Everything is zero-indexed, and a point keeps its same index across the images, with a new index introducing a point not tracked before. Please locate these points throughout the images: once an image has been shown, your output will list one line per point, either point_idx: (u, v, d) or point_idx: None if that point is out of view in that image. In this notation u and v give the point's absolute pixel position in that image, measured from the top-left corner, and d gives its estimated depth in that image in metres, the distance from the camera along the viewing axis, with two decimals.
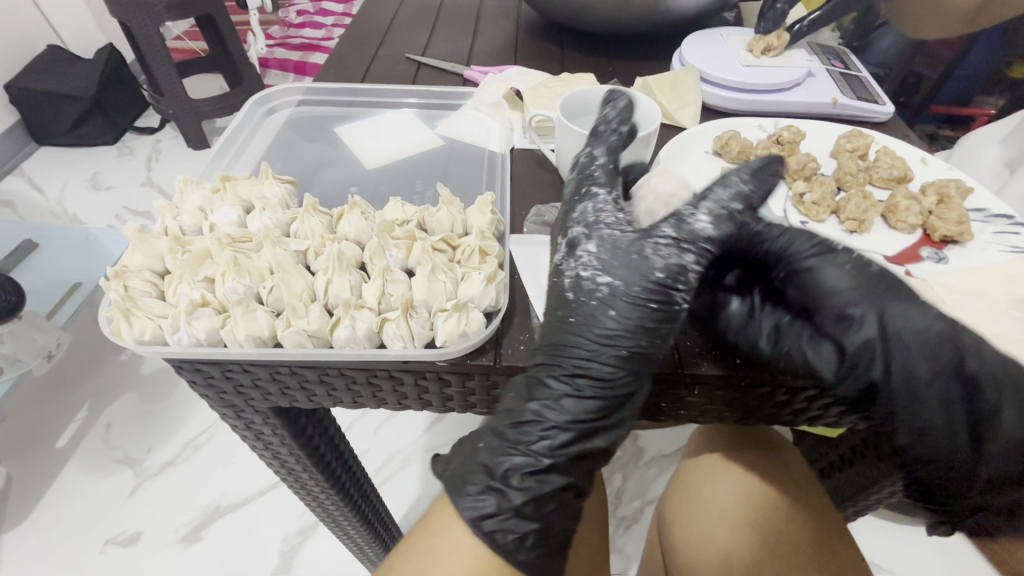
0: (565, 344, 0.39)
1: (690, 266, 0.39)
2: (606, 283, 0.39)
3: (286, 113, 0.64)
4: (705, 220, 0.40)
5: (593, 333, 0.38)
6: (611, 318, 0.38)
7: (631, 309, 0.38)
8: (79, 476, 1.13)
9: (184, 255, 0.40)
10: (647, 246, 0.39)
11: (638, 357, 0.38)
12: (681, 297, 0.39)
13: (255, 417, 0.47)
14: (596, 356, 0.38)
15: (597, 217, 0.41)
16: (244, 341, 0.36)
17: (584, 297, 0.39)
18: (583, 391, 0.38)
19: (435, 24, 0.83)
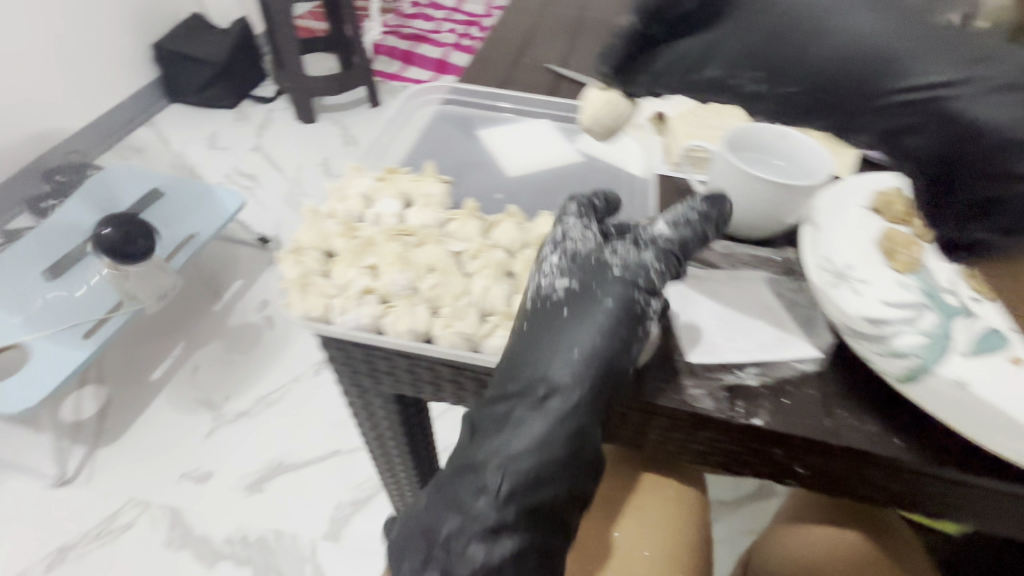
0: (529, 360, 0.36)
1: (649, 264, 0.37)
2: (562, 286, 0.37)
3: (431, 111, 0.65)
4: (664, 225, 0.39)
5: (558, 339, 0.36)
6: (571, 325, 0.36)
7: (589, 313, 0.36)
8: (166, 409, 1.23)
9: (352, 240, 0.42)
10: (605, 250, 0.38)
11: (599, 368, 0.35)
12: (640, 296, 0.37)
13: (376, 399, 0.49)
14: (562, 371, 0.35)
15: (565, 235, 0.40)
16: (403, 333, 0.37)
17: (542, 306, 0.37)
18: (550, 414, 0.35)
19: (574, 35, 0.84)
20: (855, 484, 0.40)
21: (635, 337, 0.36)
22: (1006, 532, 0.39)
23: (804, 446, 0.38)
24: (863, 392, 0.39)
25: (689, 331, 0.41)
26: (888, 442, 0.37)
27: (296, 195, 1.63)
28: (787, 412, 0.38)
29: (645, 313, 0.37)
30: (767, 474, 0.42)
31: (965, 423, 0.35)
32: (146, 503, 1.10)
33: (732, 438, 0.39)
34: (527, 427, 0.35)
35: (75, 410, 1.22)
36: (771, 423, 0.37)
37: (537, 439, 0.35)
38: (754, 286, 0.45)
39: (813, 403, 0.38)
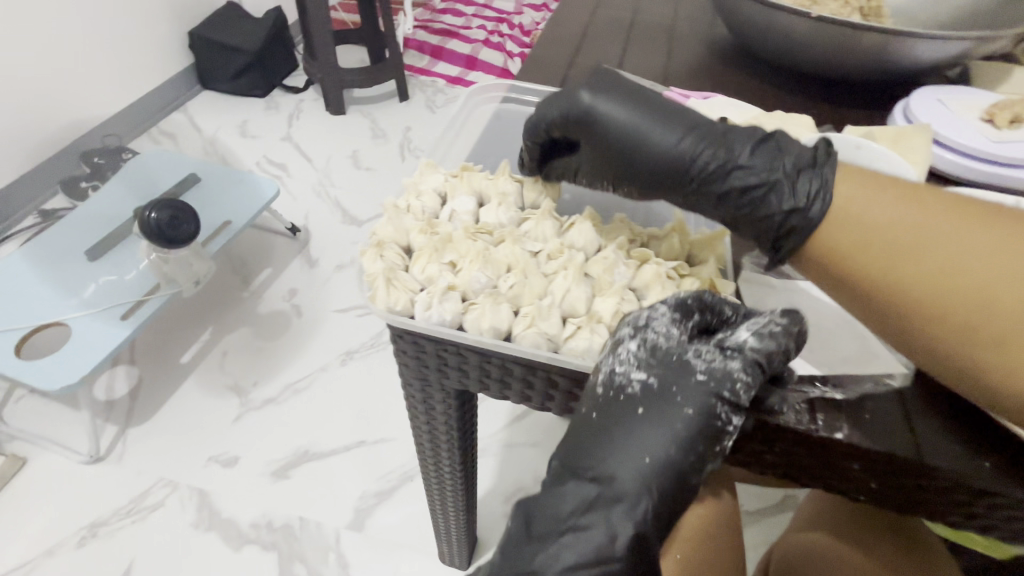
0: (597, 454, 0.36)
1: (736, 374, 0.35)
2: (638, 380, 0.36)
3: (491, 109, 0.64)
4: (749, 334, 0.37)
5: (630, 442, 0.35)
6: (645, 428, 0.36)
7: (666, 419, 0.35)
8: (196, 393, 1.25)
9: (432, 236, 0.42)
10: (688, 349, 0.36)
11: (668, 478, 0.35)
12: (722, 410, 0.35)
13: (438, 394, 0.50)
14: (631, 475, 0.35)
15: (647, 320, 0.37)
16: (485, 330, 0.38)
17: (615, 397, 0.36)
18: (614, 517, 0.35)
19: (627, 37, 0.83)
20: (935, 506, 0.38)
21: (709, 452, 0.35)
22: None
23: (887, 463, 0.37)
24: (946, 410, 0.38)
25: None
26: (976, 466, 0.35)
27: (325, 186, 1.64)
28: (868, 427, 0.37)
29: (725, 429, 0.35)
30: (838, 490, 0.41)
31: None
32: (175, 484, 1.12)
33: (808, 452, 0.38)
34: (593, 522, 0.36)
35: (108, 389, 1.24)
36: (855, 438, 0.36)
37: (601, 538, 0.35)
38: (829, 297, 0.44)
39: (893, 420, 0.38)
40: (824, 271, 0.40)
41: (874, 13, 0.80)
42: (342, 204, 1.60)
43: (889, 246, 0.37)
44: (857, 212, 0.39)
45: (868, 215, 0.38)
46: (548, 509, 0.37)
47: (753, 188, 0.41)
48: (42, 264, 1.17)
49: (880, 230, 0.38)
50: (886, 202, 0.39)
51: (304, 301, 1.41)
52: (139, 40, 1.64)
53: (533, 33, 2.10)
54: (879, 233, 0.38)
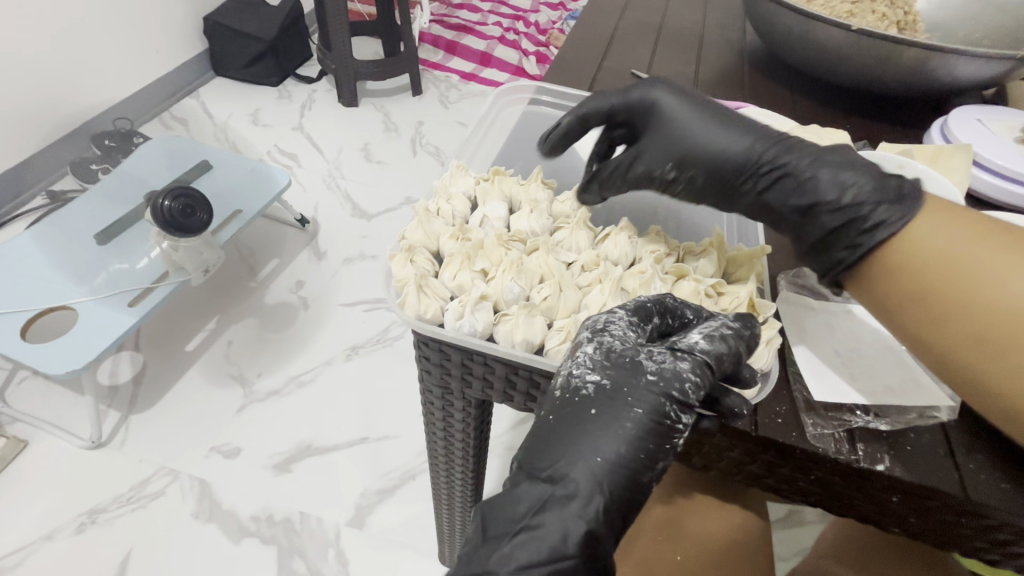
0: (552, 454, 0.36)
1: (684, 372, 0.35)
2: (592, 382, 0.36)
3: (518, 110, 0.63)
4: (699, 337, 0.37)
5: (584, 442, 0.35)
6: (597, 428, 0.35)
7: (616, 419, 0.35)
8: (199, 382, 1.24)
9: (463, 242, 0.41)
10: (641, 351, 0.36)
11: (618, 478, 0.35)
12: (672, 409, 0.35)
13: (457, 402, 0.49)
14: (584, 475, 0.35)
15: (603, 322, 0.37)
16: (518, 343, 0.36)
17: (571, 400, 0.36)
18: (568, 517, 0.34)
19: (655, 42, 0.81)
20: (972, 541, 0.37)
21: (659, 450, 0.35)
22: None
23: (930, 497, 0.36)
24: (989, 445, 0.37)
25: (811, 366, 0.40)
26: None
27: (336, 178, 1.63)
28: (912, 461, 0.36)
29: (675, 427, 0.35)
30: (872, 520, 0.40)
31: None
32: (176, 473, 1.11)
33: (845, 481, 0.37)
34: (545, 525, 0.35)
35: (112, 374, 1.24)
36: (899, 472, 0.35)
37: (554, 541, 0.34)
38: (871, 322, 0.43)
39: (937, 456, 0.36)
40: (882, 301, 0.40)
41: (908, 27, 0.79)
42: (352, 197, 1.59)
43: (954, 278, 0.37)
44: (921, 239, 0.39)
45: (935, 244, 0.38)
46: (506, 512, 0.36)
47: (831, 190, 0.41)
48: (50, 246, 1.15)
49: (946, 261, 0.37)
50: (956, 233, 0.38)
51: (311, 294, 1.40)
52: (153, 23, 1.62)
53: (549, 32, 2.09)
54: (940, 263, 0.37)
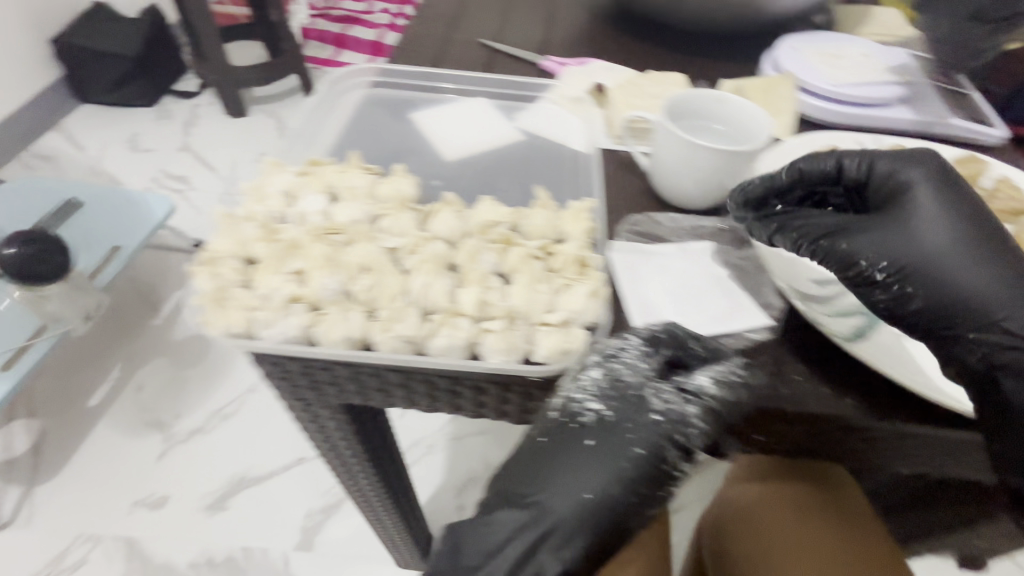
0: (541, 480, 0.35)
1: (691, 418, 0.34)
2: (593, 411, 0.35)
3: (357, 95, 0.60)
4: (708, 379, 0.35)
5: (573, 474, 0.34)
6: (591, 462, 0.34)
7: (612, 456, 0.34)
8: (112, 437, 1.14)
9: (274, 244, 0.38)
10: (648, 387, 0.35)
11: (603, 515, 0.34)
12: (671, 454, 0.34)
13: (322, 411, 0.46)
14: (569, 508, 0.34)
15: (617, 349, 0.36)
16: (337, 342, 0.34)
17: (567, 425, 0.35)
18: (547, 552, 0.34)
19: (507, 8, 0.80)
20: (811, 446, 0.39)
21: (650, 496, 0.34)
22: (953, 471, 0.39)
23: (764, 413, 0.37)
24: (809, 353, 0.39)
25: (641, 307, 0.39)
26: (839, 404, 0.37)
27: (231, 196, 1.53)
28: None
29: (672, 473, 0.34)
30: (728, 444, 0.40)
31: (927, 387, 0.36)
32: (97, 537, 1.03)
33: None
34: (520, 555, 0.34)
35: (5, 448, 1.11)
36: None
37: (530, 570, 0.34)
38: (703, 256, 0.43)
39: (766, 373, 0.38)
40: None
41: None
42: None
43: None
44: None
45: None
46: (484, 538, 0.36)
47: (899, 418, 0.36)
48: None
49: None
50: None
51: None
52: None
53: None
54: None
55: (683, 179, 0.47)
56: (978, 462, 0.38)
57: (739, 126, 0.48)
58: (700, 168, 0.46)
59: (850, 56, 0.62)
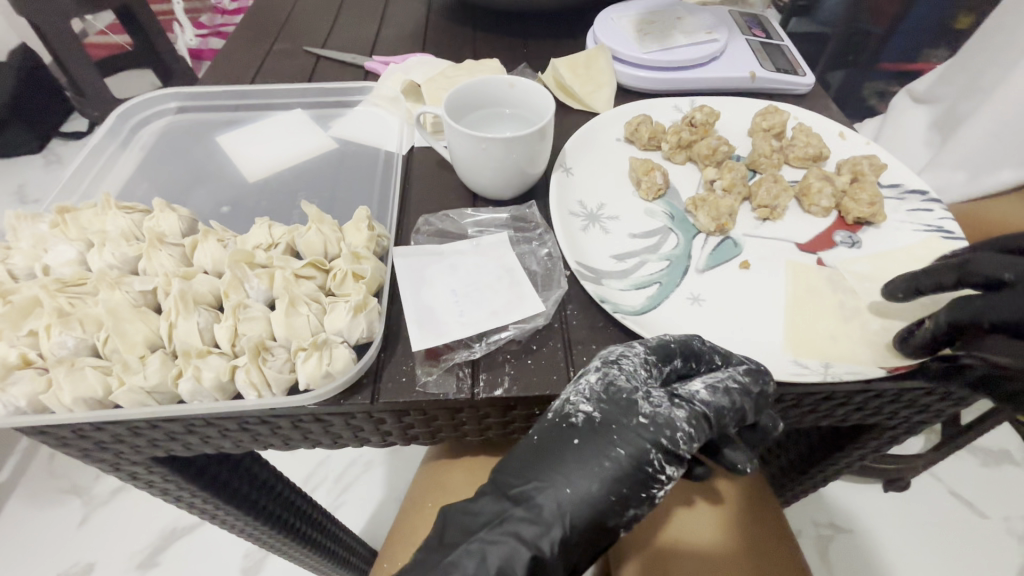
0: (527, 472, 0.33)
1: (679, 421, 0.33)
2: (584, 412, 0.33)
3: (158, 126, 0.56)
4: (702, 388, 0.35)
5: (559, 471, 0.33)
6: (577, 462, 0.33)
7: (598, 456, 0.33)
8: (22, 509, 0.93)
9: (5, 307, 0.35)
10: (641, 391, 0.34)
11: (585, 515, 0.32)
12: (656, 457, 0.33)
13: (136, 467, 0.42)
14: (552, 503, 0.32)
15: (618, 353, 0.35)
16: (72, 404, 0.31)
17: (558, 424, 0.34)
18: (522, 539, 0.32)
19: (340, 9, 0.75)
20: None
21: (632, 498, 0.33)
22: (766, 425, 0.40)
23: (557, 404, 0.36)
24: (603, 338, 0.38)
25: (426, 315, 0.38)
26: None
27: None
28: (530, 378, 0.36)
29: (656, 477, 0.33)
30: None
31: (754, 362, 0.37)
32: None
33: (496, 410, 0.37)
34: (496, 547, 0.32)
35: None
36: (515, 392, 0.35)
37: (497, 564, 0.31)
38: (497, 249, 0.42)
39: (556, 363, 0.37)
40: None
41: None
42: None
43: None
44: None
45: None
46: (455, 536, 0.33)
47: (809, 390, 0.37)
48: None
49: None
50: None
51: None
52: None
53: None
54: None
55: (478, 171, 0.45)
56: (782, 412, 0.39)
57: (529, 108, 0.47)
58: (496, 160, 0.44)
59: (666, 21, 0.62)
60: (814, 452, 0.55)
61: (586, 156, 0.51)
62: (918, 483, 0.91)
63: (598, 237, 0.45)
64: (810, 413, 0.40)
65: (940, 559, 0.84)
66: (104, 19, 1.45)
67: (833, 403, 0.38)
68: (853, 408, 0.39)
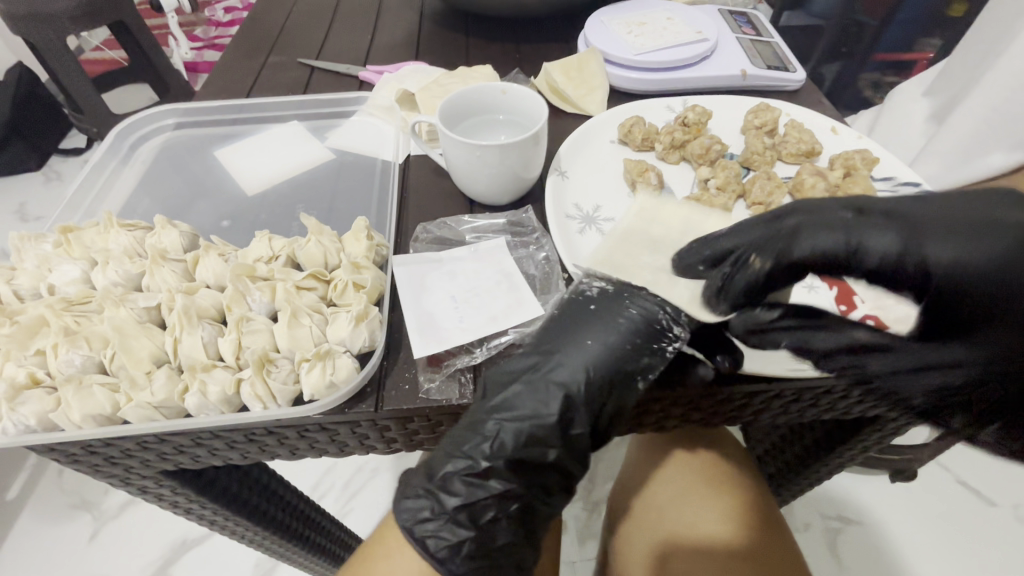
0: (554, 337, 0.36)
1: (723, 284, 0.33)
2: (597, 287, 0.38)
3: (157, 142, 0.57)
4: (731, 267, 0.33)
5: (579, 332, 0.36)
6: (595, 323, 0.36)
7: (613, 318, 0.36)
8: (33, 526, 0.93)
9: (13, 327, 0.35)
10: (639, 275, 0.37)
11: (605, 367, 0.35)
12: (665, 316, 0.35)
13: (146, 481, 0.43)
14: (576, 355, 0.35)
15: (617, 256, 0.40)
16: (82, 422, 0.32)
17: (577, 299, 0.38)
18: (550, 385, 0.34)
19: (333, 20, 0.75)
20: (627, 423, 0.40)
21: (644, 353, 0.35)
22: (767, 419, 0.41)
23: None
24: None
25: (426, 323, 0.38)
26: None
27: None
28: None
29: (667, 333, 0.35)
30: None
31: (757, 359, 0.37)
32: None
33: None
34: (527, 397, 0.35)
35: None
36: None
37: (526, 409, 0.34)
38: (495, 254, 0.43)
39: None
40: None
41: None
42: None
43: None
44: None
45: None
46: (494, 388, 0.36)
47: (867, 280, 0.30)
48: None
49: None
50: None
51: None
52: None
53: None
54: None
55: (473, 178, 0.46)
56: (782, 407, 0.40)
57: (522, 114, 0.48)
58: (491, 166, 0.44)
59: (656, 22, 0.63)
60: (820, 448, 0.54)
61: (580, 158, 0.51)
62: (925, 474, 0.91)
63: (595, 239, 0.45)
64: (810, 407, 0.40)
65: (948, 550, 0.84)
66: (100, 34, 1.46)
67: (833, 396, 0.39)
68: (853, 401, 0.40)
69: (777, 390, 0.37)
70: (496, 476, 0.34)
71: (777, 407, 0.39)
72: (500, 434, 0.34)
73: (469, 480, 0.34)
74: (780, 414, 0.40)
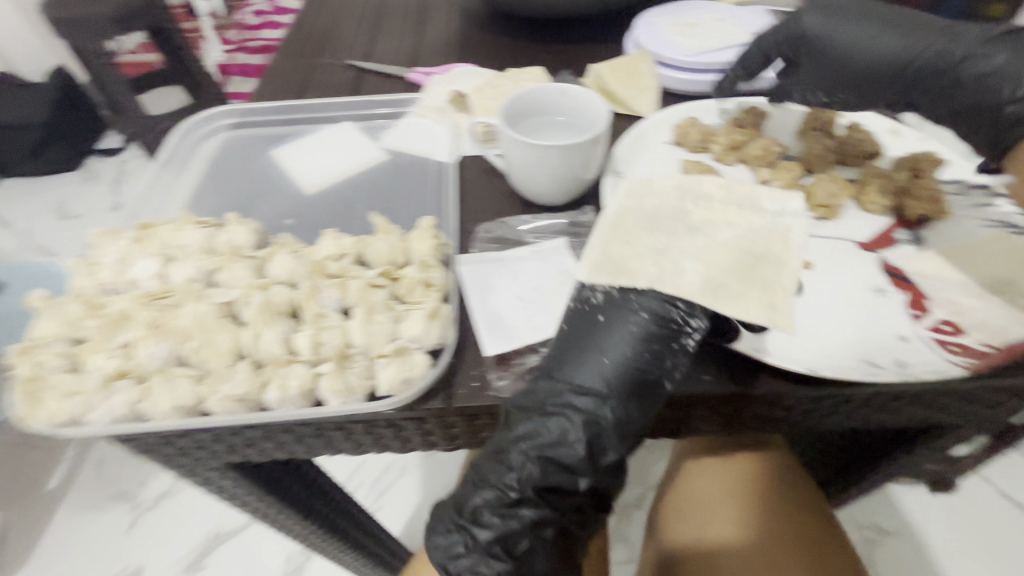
0: (570, 358, 0.36)
1: None
2: (599, 292, 0.36)
3: (214, 143, 0.58)
4: None
5: (593, 348, 0.35)
6: (605, 333, 0.35)
7: (623, 324, 0.35)
8: (74, 516, 0.96)
9: (98, 319, 0.37)
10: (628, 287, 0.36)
11: (628, 377, 0.34)
12: (678, 313, 0.35)
13: (210, 473, 0.44)
14: (595, 375, 0.34)
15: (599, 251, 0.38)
16: (169, 412, 0.33)
17: (582, 310, 0.37)
18: (571, 418, 0.34)
19: (378, 23, 0.77)
20: (691, 422, 0.39)
21: (665, 356, 0.35)
22: (832, 424, 0.40)
23: None
24: None
25: (491, 322, 0.39)
26: (698, 383, 0.37)
27: None
28: None
29: (681, 330, 0.35)
30: None
31: (830, 363, 0.36)
32: None
33: None
34: (554, 427, 0.34)
35: None
36: None
37: (559, 434, 0.34)
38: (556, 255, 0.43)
39: None
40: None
41: None
42: None
43: None
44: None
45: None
46: (514, 417, 0.35)
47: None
48: None
49: None
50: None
51: None
52: None
53: None
54: None
55: (533, 178, 0.46)
56: (849, 412, 0.39)
57: (581, 115, 0.48)
58: (553, 166, 0.44)
59: (707, 23, 0.62)
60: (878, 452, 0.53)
61: (636, 159, 0.51)
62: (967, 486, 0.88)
63: None
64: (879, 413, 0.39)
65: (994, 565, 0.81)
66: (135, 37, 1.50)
67: (905, 401, 0.38)
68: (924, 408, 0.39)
69: (849, 395, 0.37)
70: (534, 498, 0.35)
71: (843, 411, 0.39)
72: (530, 463, 0.34)
73: (541, 477, 0.34)
74: (845, 419, 0.40)
